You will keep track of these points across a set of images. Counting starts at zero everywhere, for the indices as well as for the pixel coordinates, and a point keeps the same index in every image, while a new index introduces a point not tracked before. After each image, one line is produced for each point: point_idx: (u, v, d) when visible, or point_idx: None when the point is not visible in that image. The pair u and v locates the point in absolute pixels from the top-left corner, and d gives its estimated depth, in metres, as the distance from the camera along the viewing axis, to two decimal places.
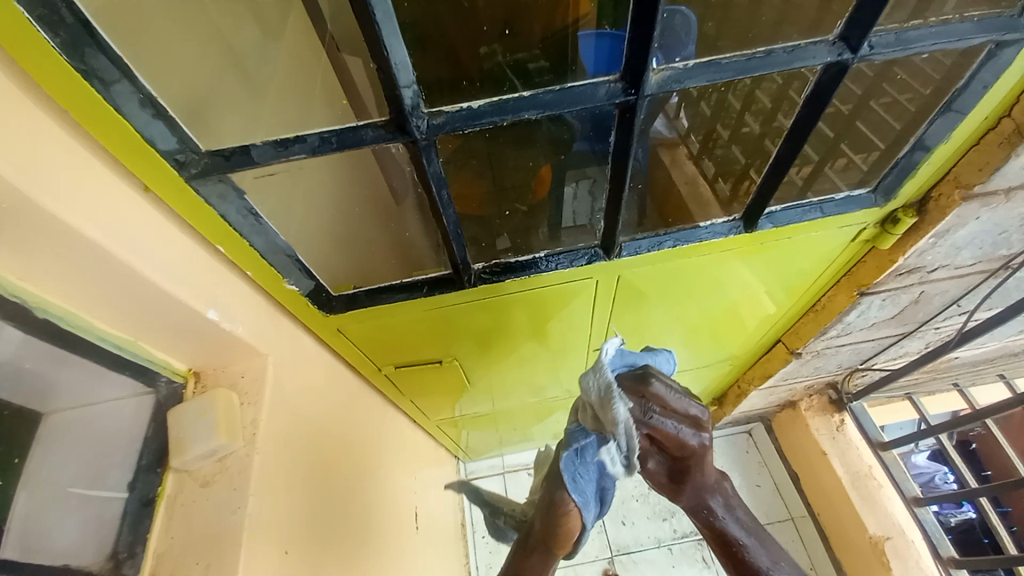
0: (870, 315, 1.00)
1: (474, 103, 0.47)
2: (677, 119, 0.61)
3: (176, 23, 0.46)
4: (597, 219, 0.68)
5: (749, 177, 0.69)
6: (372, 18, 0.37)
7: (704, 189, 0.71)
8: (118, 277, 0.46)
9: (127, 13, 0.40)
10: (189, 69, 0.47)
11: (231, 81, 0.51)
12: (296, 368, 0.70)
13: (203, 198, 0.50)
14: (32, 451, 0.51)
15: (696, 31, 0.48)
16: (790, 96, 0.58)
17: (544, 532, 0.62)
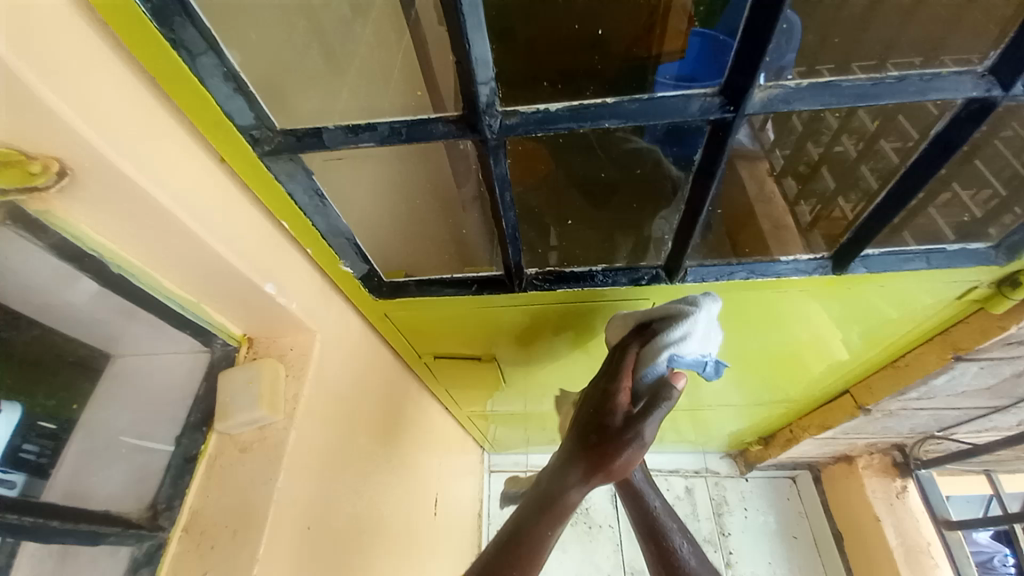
0: (961, 381, 0.88)
1: (551, 106, 0.44)
2: (764, 131, 0.55)
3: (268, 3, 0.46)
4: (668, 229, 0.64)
5: (838, 205, 0.62)
6: (456, 9, 0.35)
7: (784, 213, 0.65)
8: (187, 242, 0.48)
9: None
10: (268, 49, 0.47)
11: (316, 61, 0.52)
12: (340, 347, 0.71)
13: (274, 175, 0.50)
14: (89, 401, 0.63)
15: (797, 39, 0.42)
16: (902, 122, 0.50)
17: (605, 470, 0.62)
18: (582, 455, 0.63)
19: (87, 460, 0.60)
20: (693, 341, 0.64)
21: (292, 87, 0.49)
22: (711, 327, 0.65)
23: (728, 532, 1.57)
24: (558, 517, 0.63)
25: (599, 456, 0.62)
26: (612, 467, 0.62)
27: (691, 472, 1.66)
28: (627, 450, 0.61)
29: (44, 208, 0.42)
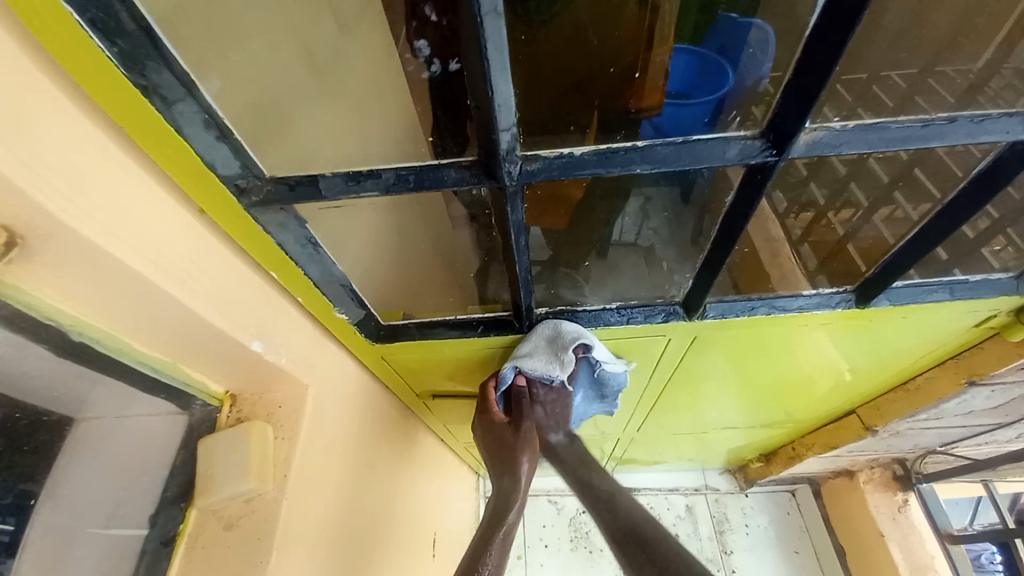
0: (970, 403, 0.87)
1: (576, 149, 0.40)
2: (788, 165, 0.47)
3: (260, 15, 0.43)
4: (668, 253, 0.63)
5: (825, 218, 0.61)
6: (482, 52, 0.30)
7: (778, 238, 0.62)
8: (164, 307, 0.42)
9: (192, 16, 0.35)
10: (267, 65, 0.44)
11: (306, 78, 0.49)
12: (334, 399, 0.65)
13: (262, 226, 0.45)
14: (51, 485, 0.51)
15: (765, 44, 0.42)
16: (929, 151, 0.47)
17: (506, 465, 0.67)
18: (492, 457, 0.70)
19: (46, 560, 0.49)
20: (535, 360, 0.63)
21: (288, 107, 0.45)
22: (551, 352, 0.63)
23: (731, 551, 1.55)
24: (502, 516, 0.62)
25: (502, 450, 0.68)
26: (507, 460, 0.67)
27: (692, 490, 1.64)
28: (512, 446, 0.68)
29: None
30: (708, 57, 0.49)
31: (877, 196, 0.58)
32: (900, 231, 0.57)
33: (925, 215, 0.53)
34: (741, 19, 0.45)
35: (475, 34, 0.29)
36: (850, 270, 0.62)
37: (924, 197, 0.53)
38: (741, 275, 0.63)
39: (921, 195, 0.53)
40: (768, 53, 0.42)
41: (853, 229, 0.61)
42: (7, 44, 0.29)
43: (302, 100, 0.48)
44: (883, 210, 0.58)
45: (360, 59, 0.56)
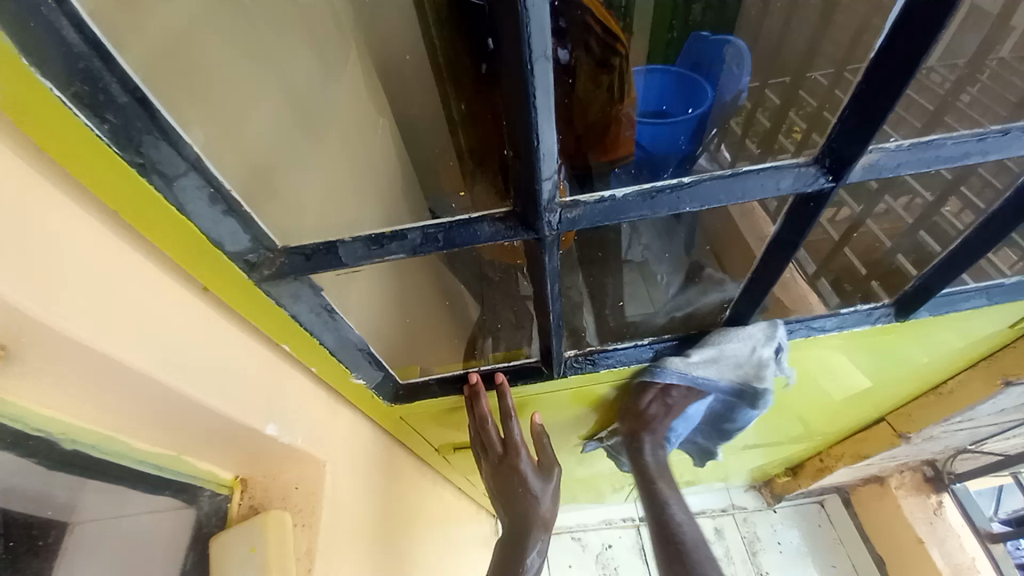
0: (1006, 402, 0.85)
1: (617, 192, 0.37)
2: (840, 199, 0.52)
3: (251, 88, 0.42)
4: (661, 267, 0.68)
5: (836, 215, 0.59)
6: (529, 101, 0.27)
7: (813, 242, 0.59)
8: (170, 404, 0.37)
9: (186, 92, 0.32)
10: (263, 134, 0.43)
11: (297, 146, 0.49)
12: (354, 470, 0.60)
13: (275, 300, 0.40)
14: None
15: (748, 59, 0.58)
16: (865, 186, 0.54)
17: (521, 517, 0.66)
18: (500, 499, 0.68)
19: None
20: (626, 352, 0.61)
21: (282, 182, 0.44)
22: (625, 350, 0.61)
23: (766, 572, 1.48)
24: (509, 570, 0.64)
25: (517, 500, 0.66)
26: (521, 508, 0.66)
27: (719, 512, 1.58)
28: (523, 496, 0.66)
29: None
30: (682, 75, 0.60)
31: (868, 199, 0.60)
32: (893, 232, 0.64)
33: (919, 213, 0.60)
34: (713, 38, 0.61)
35: (521, 83, 0.26)
36: (852, 273, 0.67)
37: (906, 194, 0.60)
38: (780, 296, 0.61)
39: (904, 191, 0.60)
40: (744, 66, 0.58)
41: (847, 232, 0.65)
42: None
43: (303, 165, 0.49)
44: (873, 211, 0.62)
45: (339, 119, 0.60)
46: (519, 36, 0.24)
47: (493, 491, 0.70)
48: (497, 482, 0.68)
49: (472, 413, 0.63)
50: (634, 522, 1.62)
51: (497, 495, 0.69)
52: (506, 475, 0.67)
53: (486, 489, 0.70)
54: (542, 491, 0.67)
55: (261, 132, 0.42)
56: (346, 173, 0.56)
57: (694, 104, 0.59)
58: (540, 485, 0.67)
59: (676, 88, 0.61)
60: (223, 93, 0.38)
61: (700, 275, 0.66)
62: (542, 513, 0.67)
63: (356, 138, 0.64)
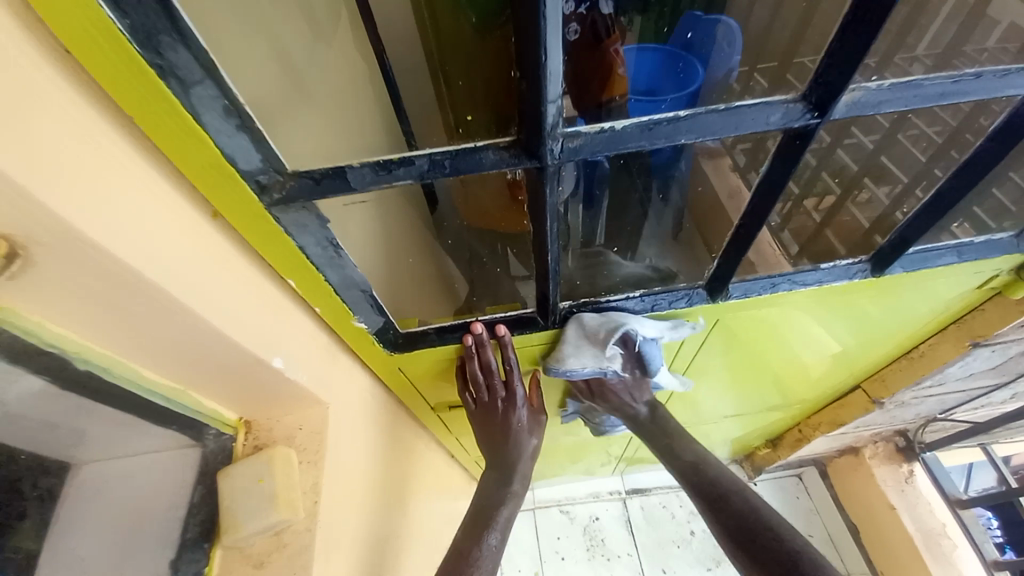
0: (973, 366, 0.90)
1: (617, 123, 0.39)
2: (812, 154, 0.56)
3: (246, 19, 0.42)
4: (649, 250, 0.70)
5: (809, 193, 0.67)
6: (539, 13, 0.29)
7: (794, 209, 0.66)
8: (180, 325, 0.38)
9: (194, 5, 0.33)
10: (259, 64, 0.43)
11: (290, 85, 0.49)
12: (353, 416, 0.61)
13: (283, 227, 0.41)
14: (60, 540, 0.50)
15: (739, 38, 0.60)
16: (836, 155, 0.62)
17: (510, 457, 0.72)
18: (491, 444, 0.73)
19: None
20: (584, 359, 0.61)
21: (280, 113, 0.44)
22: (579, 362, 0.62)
23: None
24: (499, 505, 0.71)
25: (507, 442, 0.72)
26: (509, 448, 0.72)
27: None
28: (512, 437, 0.72)
29: None
30: (675, 51, 0.62)
31: (847, 183, 0.69)
32: (873, 216, 0.67)
33: (895, 198, 0.65)
34: (705, 18, 0.63)
35: None
36: (827, 249, 0.67)
37: (887, 182, 0.66)
38: (758, 255, 0.63)
39: (883, 179, 0.66)
40: (734, 44, 0.60)
41: (829, 214, 0.70)
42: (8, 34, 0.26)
43: (301, 109, 0.49)
44: (856, 197, 0.69)
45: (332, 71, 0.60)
46: None
47: (480, 430, 0.73)
48: (486, 420, 0.72)
49: (469, 358, 0.65)
50: (620, 495, 1.66)
51: (483, 434, 0.73)
52: (496, 414, 0.71)
53: (477, 436, 0.75)
54: (526, 433, 0.73)
55: (257, 69, 0.43)
56: (340, 119, 0.57)
57: (689, 74, 0.59)
58: (528, 427, 0.73)
59: (667, 66, 0.61)
60: (225, 18, 0.38)
61: (679, 243, 0.69)
62: (529, 451, 0.74)
63: (350, 87, 0.64)
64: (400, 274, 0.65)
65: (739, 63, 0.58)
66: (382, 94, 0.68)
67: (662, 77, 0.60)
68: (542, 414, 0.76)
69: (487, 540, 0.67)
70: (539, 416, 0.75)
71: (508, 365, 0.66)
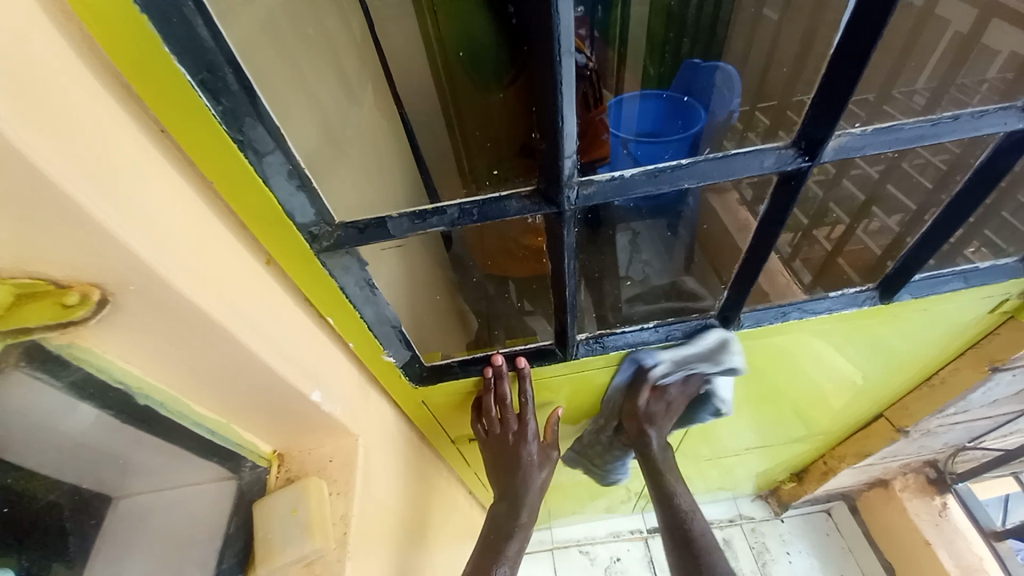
0: (995, 391, 0.89)
1: (625, 171, 0.43)
2: (812, 193, 0.59)
3: (295, 92, 0.49)
4: (659, 284, 0.68)
5: (816, 222, 0.65)
6: (556, 87, 0.34)
7: (798, 240, 0.64)
8: (235, 360, 0.42)
9: (268, 90, 0.39)
10: (305, 126, 0.48)
11: (328, 141, 0.54)
12: (380, 448, 0.64)
13: (327, 271, 0.46)
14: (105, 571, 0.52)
15: (738, 82, 0.65)
16: (841, 181, 0.59)
17: (517, 494, 0.73)
18: (500, 479, 0.74)
19: None
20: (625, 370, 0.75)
21: (324, 169, 0.49)
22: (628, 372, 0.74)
23: None
24: (500, 542, 0.71)
25: (513, 478, 0.73)
26: (517, 485, 0.73)
27: (726, 522, 1.57)
28: (520, 473, 0.73)
29: (70, 340, 0.37)
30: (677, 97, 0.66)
31: (856, 212, 0.65)
32: (886, 246, 0.65)
33: (906, 224, 0.62)
34: (704, 64, 0.67)
35: (552, 72, 0.33)
36: (840, 278, 0.67)
37: (897, 209, 0.63)
38: (767, 283, 0.65)
39: (894, 207, 0.63)
40: (734, 87, 0.65)
41: (840, 244, 0.67)
42: (121, 120, 0.31)
43: (336, 160, 0.55)
44: (868, 226, 0.66)
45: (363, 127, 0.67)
46: (552, 29, 0.31)
47: (491, 459, 0.75)
48: (496, 450, 0.74)
49: (486, 389, 0.68)
50: (642, 534, 1.61)
51: (491, 464, 0.75)
52: (507, 444, 0.73)
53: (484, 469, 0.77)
54: (535, 471, 0.74)
55: (300, 127, 0.47)
56: (367, 166, 0.62)
57: (690, 117, 0.64)
58: (536, 464, 0.74)
59: (670, 109, 0.66)
60: (282, 91, 0.44)
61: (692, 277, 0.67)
62: (537, 490, 0.74)
63: (378, 139, 0.70)
64: (420, 312, 0.65)
65: (739, 105, 0.61)
66: (401, 141, 0.72)
67: (664, 122, 0.64)
68: (552, 453, 0.77)
69: (494, 571, 0.68)
70: (547, 454, 0.76)
71: (523, 398, 0.69)
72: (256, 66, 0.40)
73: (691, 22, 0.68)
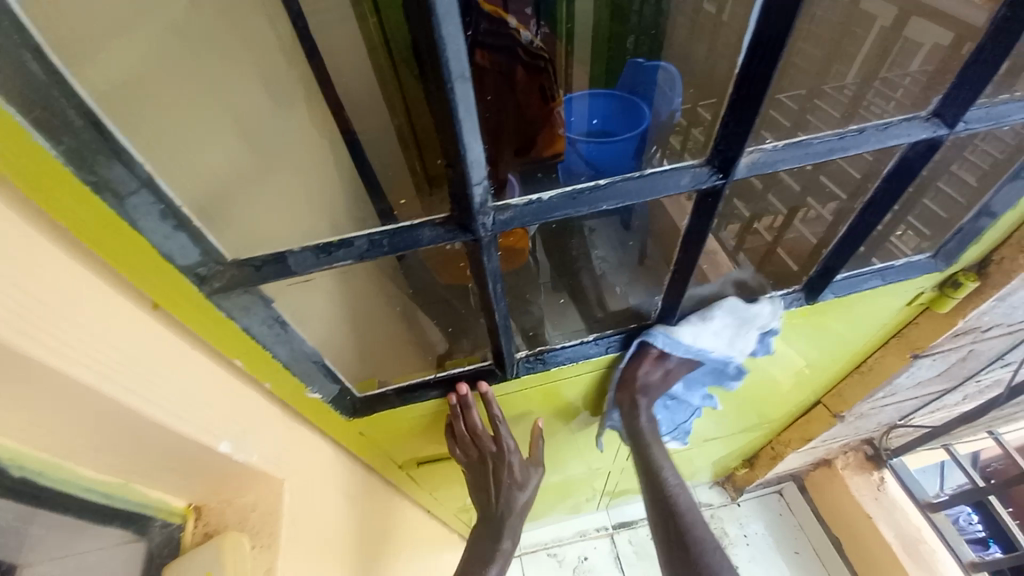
0: (919, 375, 0.95)
1: (543, 195, 0.42)
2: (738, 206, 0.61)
3: (202, 111, 0.44)
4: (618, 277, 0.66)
5: (754, 219, 0.65)
6: (454, 116, 0.32)
7: (737, 234, 0.65)
8: (120, 423, 0.38)
9: (147, 120, 0.35)
10: (214, 150, 0.44)
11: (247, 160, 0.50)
12: (313, 488, 0.60)
13: (226, 313, 0.42)
14: None
15: (679, 81, 0.58)
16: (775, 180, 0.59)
17: (499, 519, 0.71)
18: (483, 502, 0.73)
19: None
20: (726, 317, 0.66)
21: (238, 195, 0.45)
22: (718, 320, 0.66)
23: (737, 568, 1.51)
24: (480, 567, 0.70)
25: (494, 502, 0.72)
26: (500, 509, 0.71)
27: None
28: (501, 496, 0.71)
29: None
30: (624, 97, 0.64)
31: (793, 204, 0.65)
32: (824, 234, 0.65)
33: (839, 213, 0.62)
34: (648, 65, 0.64)
35: (447, 101, 0.31)
36: (780, 269, 0.69)
37: (830, 198, 0.62)
38: (716, 276, 0.66)
39: (826, 196, 0.62)
40: (675, 87, 0.58)
41: (780, 233, 0.68)
42: None
43: (255, 182, 0.49)
44: (803, 214, 0.66)
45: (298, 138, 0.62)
46: (440, 58, 0.28)
47: (471, 484, 0.73)
48: (476, 473, 0.72)
49: (456, 414, 0.66)
50: (607, 531, 1.63)
51: (473, 487, 0.74)
52: (485, 467, 0.71)
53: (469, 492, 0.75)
54: (517, 494, 0.72)
55: (209, 152, 0.43)
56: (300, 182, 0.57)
57: (636, 117, 0.61)
58: (518, 486, 0.72)
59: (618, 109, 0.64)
60: (179, 115, 0.40)
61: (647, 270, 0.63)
62: (522, 511, 0.73)
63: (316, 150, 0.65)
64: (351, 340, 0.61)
65: (680, 104, 0.54)
66: (346, 153, 0.65)
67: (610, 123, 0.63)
68: (536, 471, 0.74)
69: None
70: (534, 473, 0.74)
71: (497, 421, 0.67)
72: (144, 71, 0.36)
73: (637, 22, 0.67)
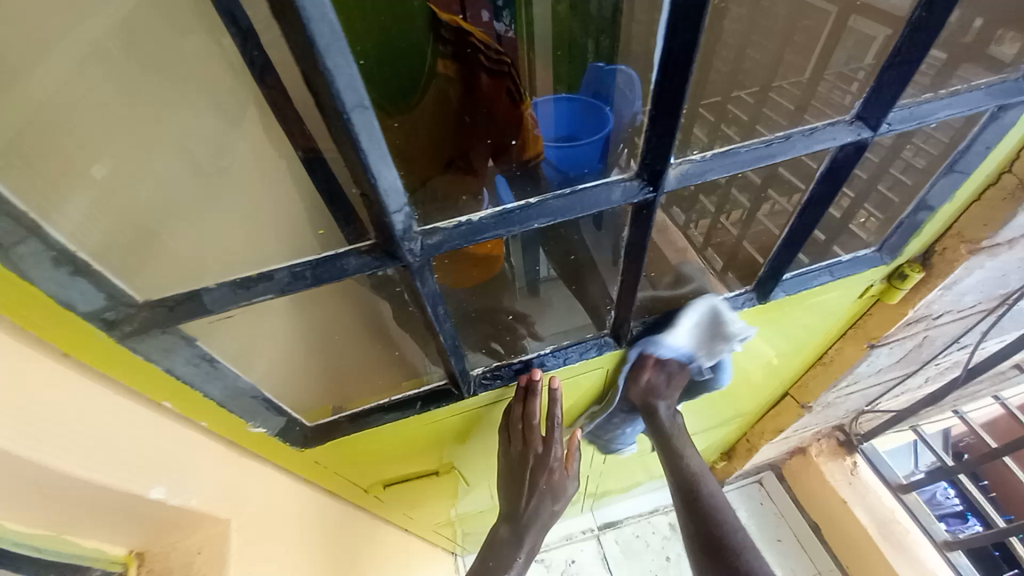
0: (879, 363, 0.97)
1: (473, 217, 0.41)
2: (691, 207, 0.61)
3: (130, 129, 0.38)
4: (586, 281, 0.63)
5: (720, 216, 0.65)
6: (358, 148, 0.31)
7: (705, 231, 0.66)
8: (29, 480, 0.36)
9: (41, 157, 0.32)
10: (137, 176, 0.39)
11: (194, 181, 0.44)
12: (265, 523, 0.58)
13: (144, 356, 0.40)
14: None
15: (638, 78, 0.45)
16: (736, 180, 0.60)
17: (529, 514, 0.77)
18: (518, 494, 0.78)
19: None
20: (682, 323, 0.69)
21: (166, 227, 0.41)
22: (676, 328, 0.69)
23: None
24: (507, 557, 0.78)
25: (530, 496, 0.77)
26: (534, 503, 0.77)
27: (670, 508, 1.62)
28: (537, 492, 0.77)
29: None
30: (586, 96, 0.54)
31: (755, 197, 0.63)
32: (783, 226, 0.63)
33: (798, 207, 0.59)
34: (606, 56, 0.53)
35: (347, 132, 0.30)
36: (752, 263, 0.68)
37: (791, 190, 0.60)
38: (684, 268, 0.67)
39: (788, 187, 0.60)
40: (636, 84, 0.46)
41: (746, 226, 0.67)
42: None
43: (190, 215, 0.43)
44: (766, 207, 0.64)
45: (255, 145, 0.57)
46: (331, 92, 0.27)
47: (506, 472, 0.78)
48: (516, 469, 0.77)
49: (518, 400, 0.69)
50: (594, 533, 1.63)
51: (506, 478, 0.78)
52: (529, 464, 0.76)
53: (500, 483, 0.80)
54: (554, 490, 0.78)
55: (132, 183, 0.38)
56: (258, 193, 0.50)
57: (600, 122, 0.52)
58: (555, 483, 0.78)
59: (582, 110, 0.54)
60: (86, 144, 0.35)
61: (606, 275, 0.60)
62: (550, 508, 0.79)
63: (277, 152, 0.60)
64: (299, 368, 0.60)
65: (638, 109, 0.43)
66: None
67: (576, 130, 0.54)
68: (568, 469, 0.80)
69: None
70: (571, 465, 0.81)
71: (555, 419, 0.72)
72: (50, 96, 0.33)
73: None
